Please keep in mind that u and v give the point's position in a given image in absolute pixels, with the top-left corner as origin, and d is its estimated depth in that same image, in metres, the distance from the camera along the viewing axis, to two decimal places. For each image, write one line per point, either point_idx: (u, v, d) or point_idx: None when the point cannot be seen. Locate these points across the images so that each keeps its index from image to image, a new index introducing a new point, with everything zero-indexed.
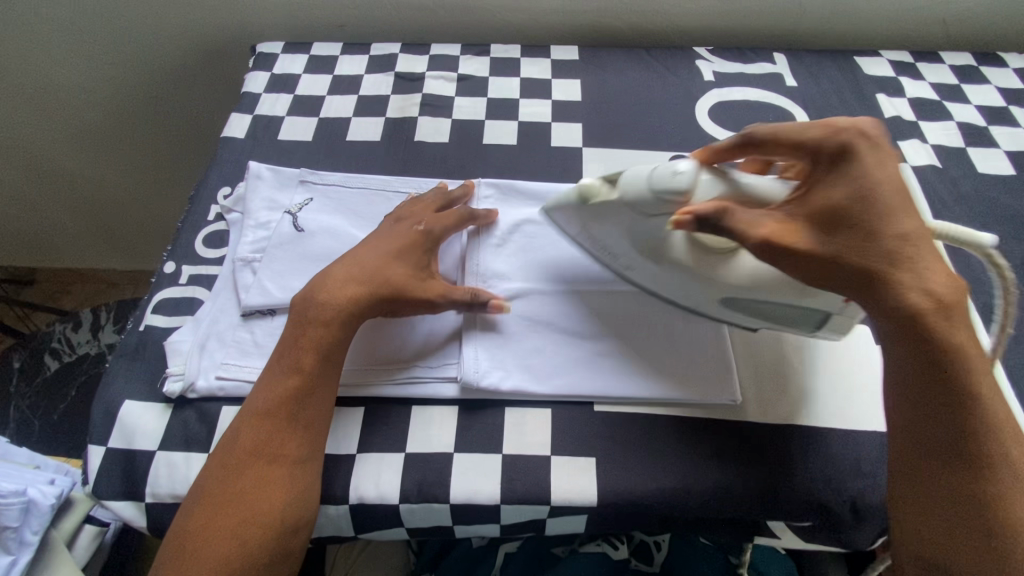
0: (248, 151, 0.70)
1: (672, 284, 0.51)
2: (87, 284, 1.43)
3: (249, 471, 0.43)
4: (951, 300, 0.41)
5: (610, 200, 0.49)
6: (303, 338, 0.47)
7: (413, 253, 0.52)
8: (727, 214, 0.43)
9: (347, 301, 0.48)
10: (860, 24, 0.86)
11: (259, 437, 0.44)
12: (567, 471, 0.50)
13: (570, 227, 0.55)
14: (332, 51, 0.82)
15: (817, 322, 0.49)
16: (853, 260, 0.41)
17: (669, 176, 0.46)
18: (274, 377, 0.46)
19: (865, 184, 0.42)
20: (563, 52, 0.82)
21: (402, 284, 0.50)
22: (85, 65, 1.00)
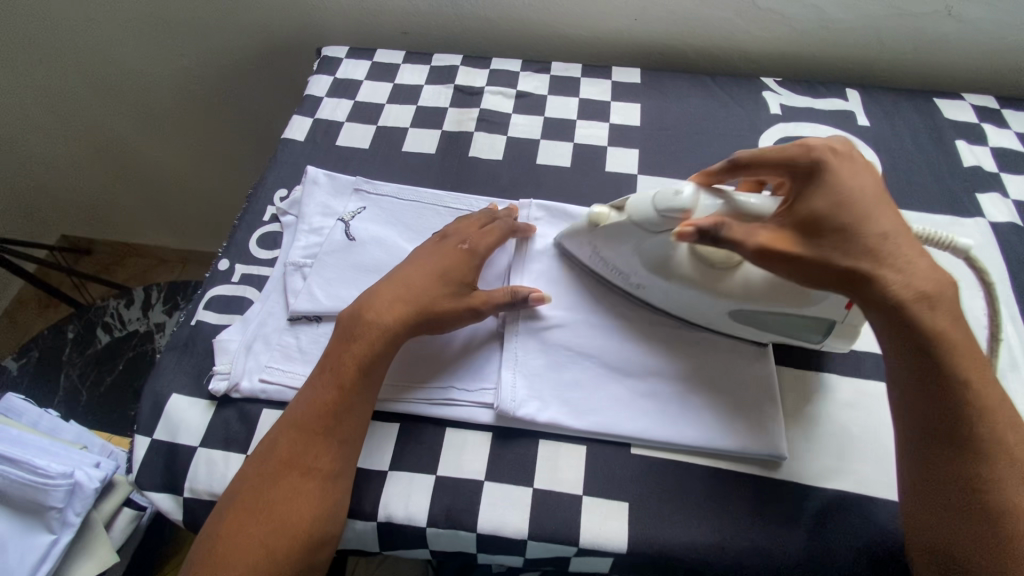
0: (307, 154, 0.72)
1: (686, 300, 0.53)
2: (142, 258, 1.52)
3: (283, 481, 0.43)
4: (936, 298, 0.42)
5: (620, 221, 0.52)
6: (345, 353, 0.47)
7: (459, 274, 0.52)
8: (724, 227, 0.44)
9: (393, 322, 0.48)
10: (942, 65, 0.81)
11: (295, 448, 0.44)
12: (597, 512, 0.48)
13: (581, 251, 0.57)
14: (395, 59, 0.82)
15: (824, 329, 0.52)
16: (838, 266, 0.43)
17: (669, 195, 0.48)
18: (315, 390, 0.47)
19: (842, 187, 0.44)
20: (625, 74, 0.81)
21: (446, 306, 0.50)
22: (162, 57, 1.05)
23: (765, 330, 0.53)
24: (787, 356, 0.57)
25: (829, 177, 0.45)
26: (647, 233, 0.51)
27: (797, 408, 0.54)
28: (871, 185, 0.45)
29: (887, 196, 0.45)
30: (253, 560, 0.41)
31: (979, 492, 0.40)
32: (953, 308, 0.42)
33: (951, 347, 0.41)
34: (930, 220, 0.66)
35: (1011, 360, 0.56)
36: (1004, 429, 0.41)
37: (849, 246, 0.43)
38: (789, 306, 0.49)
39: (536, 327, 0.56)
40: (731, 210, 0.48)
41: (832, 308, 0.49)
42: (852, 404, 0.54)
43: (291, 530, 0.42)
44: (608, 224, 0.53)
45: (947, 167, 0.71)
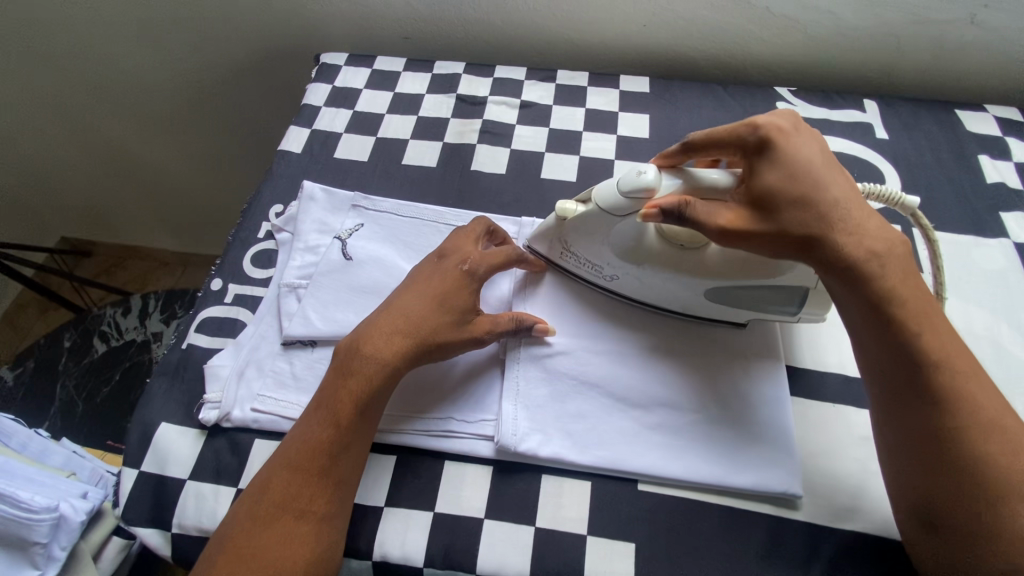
0: (303, 167, 0.69)
1: (662, 284, 0.53)
2: (142, 261, 1.47)
3: (275, 525, 0.41)
4: (887, 255, 0.43)
5: (585, 213, 0.51)
6: (342, 389, 0.45)
7: (459, 300, 0.49)
8: (688, 207, 0.44)
9: (392, 356, 0.46)
10: (963, 74, 0.78)
11: (289, 489, 0.42)
12: (602, 554, 0.46)
13: (552, 251, 0.57)
14: (396, 66, 0.80)
15: (796, 298, 0.51)
16: (795, 234, 0.43)
17: (633, 177, 0.47)
18: (309, 426, 0.45)
19: (791, 158, 0.44)
20: (633, 83, 0.78)
21: (447, 337, 0.48)
22: (158, 61, 1.03)
23: (740, 310, 0.53)
24: (802, 385, 0.54)
25: (779, 148, 0.45)
26: (613, 221, 0.50)
27: (812, 443, 0.51)
28: (818, 154, 0.46)
29: (834, 163, 0.46)
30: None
31: (952, 442, 0.40)
32: (905, 263, 0.43)
33: (906, 304, 0.42)
34: (952, 240, 0.63)
35: None
36: (970, 380, 0.41)
37: (803, 214, 0.43)
38: (760, 277, 0.49)
39: (540, 354, 0.54)
40: (694, 186, 0.47)
41: (802, 276, 0.49)
42: (871, 438, 0.51)
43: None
44: (576, 218, 0.52)
45: (969, 183, 0.68)
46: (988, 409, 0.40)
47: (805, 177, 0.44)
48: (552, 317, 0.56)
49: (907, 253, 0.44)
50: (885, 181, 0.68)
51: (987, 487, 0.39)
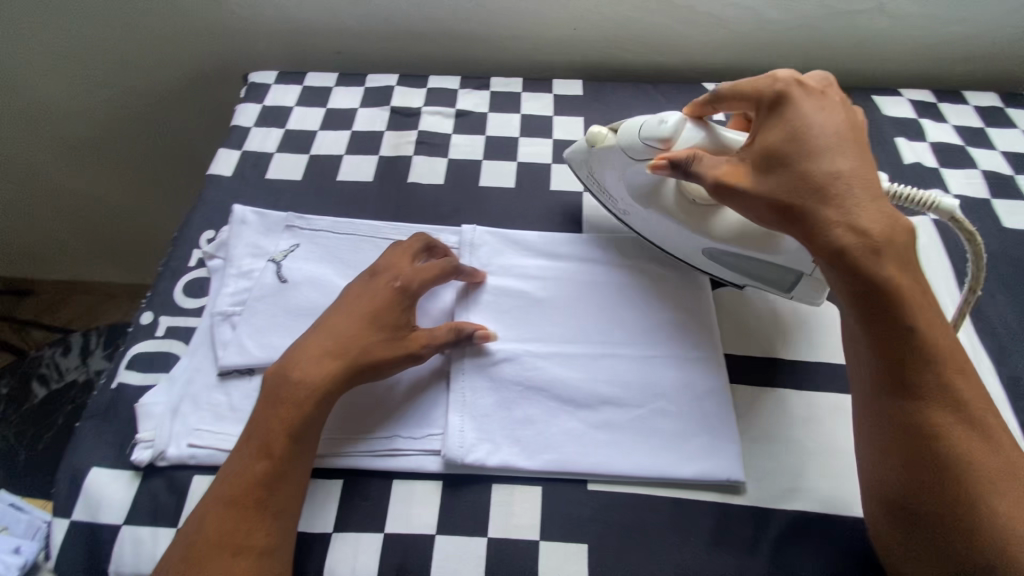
0: (235, 190, 0.68)
1: (667, 230, 0.57)
2: (88, 296, 1.40)
3: (211, 566, 0.40)
4: (888, 241, 0.43)
5: (611, 145, 0.57)
6: (275, 417, 0.45)
7: (391, 319, 0.49)
8: (693, 160, 0.50)
9: (323, 379, 0.46)
10: (877, 60, 0.82)
11: (225, 525, 0.41)
12: (555, 558, 0.46)
13: (579, 172, 0.63)
14: (328, 82, 0.79)
15: (793, 279, 0.53)
16: (779, 201, 0.46)
17: (655, 125, 0.53)
18: (243, 460, 0.44)
19: (802, 133, 0.47)
20: (566, 86, 0.79)
21: (381, 354, 0.48)
22: (84, 89, 0.99)
23: (736, 271, 0.56)
24: (741, 372, 0.56)
25: (792, 115, 0.48)
26: (630, 160, 0.56)
27: (753, 428, 0.53)
28: (832, 126, 0.47)
29: (850, 139, 0.47)
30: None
31: (919, 412, 0.41)
32: (905, 250, 0.43)
33: (894, 285, 0.42)
34: None
35: None
36: (953, 372, 0.42)
37: (795, 184, 0.45)
38: (753, 250, 0.52)
39: (484, 362, 0.54)
40: (711, 142, 0.52)
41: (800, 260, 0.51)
42: (808, 418, 0.53)
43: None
44: (603, 146, 0.58)
45: (889, 164, 0.71)
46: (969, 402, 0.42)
47: (807, 150, 0.46)
48: (496, 324, 0.56)
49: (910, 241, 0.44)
50: None
51: (942, 463, 0.40)
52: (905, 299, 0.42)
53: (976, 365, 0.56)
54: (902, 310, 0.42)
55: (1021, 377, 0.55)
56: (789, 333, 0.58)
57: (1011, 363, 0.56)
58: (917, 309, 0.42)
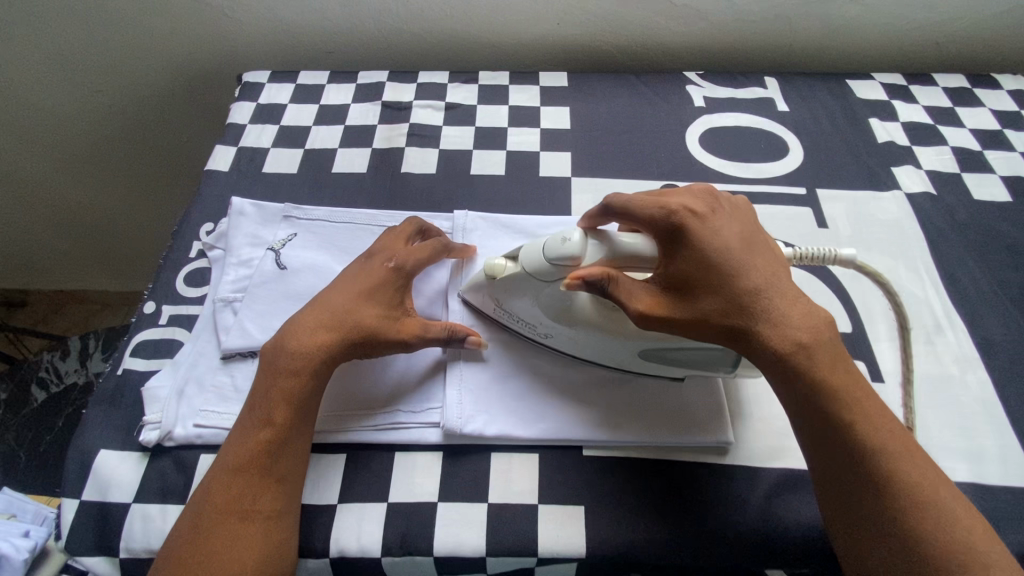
0: (232, 184, 0.70)
1: (602, 342, 0.51)
2: (81, 306, 1.40)
3: (221, 529, 0.42)
4: (816, 345, 0.42)
5: (514, 274, 0.51)
6: (274, 389, 0.46)
7: (385, 295, 0.51)
8: (612, 282, 0.44)
9: (317, 348, 0.47)
10: (850, 47, 0.85)
11: (232, 492, 0.43)
12: (553, 521, 0.48)
13: (482, 304, 0.56)
14: (320, 80, 0.81)
15: (733, 360, 0.49)
16: (716, 326, 0.43)
17: (558, 244, 0.47)
18: (246, 429, 0.45)
19: (707, 249, 0.44)
20: (552, 78, 0.81)
21: (373, 326, 0.49)
22: (79, 96, 1.01)
23: (675, 367, 0.51)
24: None
25: (692, 234, 0.45)
26: (543, 284, 0.50)
27: (740, 393, 0.55)
28: (734, 237, 0.46)
29: (754, 246, 0.46)
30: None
31: (902, 528, 0.38)
32: (832, 350, 0.42)
33: (834, 390, 0.41)
34: (851, 196, 0.69)
35: (936, 323, 0.59)
36: (912, 467, 0.40)
37: (720, 301, 0.43)
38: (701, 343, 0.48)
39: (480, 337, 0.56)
40: (618, 251, 0.46)
41: None
42: None
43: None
44: (505, 277, 0.52)
45: (863, 143, 0.74)
46: (937, 494, 0.39)
47: (720, 266, 0.44)
48: None
49: (835, 336, 0.43)
50: (789, 149, 0.73)
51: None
52: (845, 408, 0.41)
53: (951, 328, 0.59)
54: (848, 422, 0.41)
55: (993, 337, 0.58)
56: None
57: (984, 325, 0.59)
58: (857, 412, 0.41)
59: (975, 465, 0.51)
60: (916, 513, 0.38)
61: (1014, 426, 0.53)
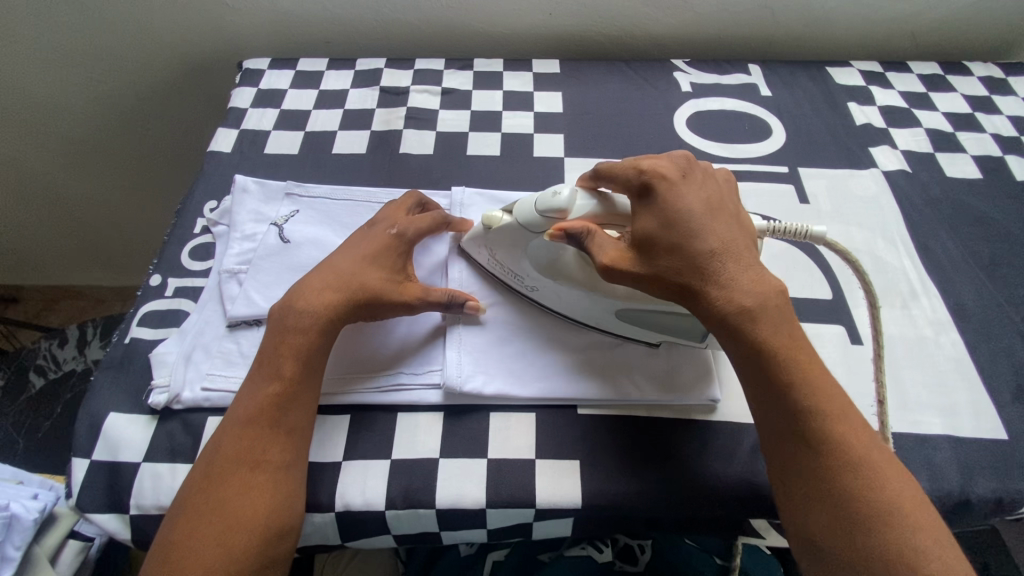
0: (235, 164, 0.71)
1: (578, 297, 0.54)
2: (76, 301, 1.40)
3: (232, 479, 0.44)
4: (764, 307, 0.43)
5: (506, 225, 0.54)
6: (284, 345, 0.48)
7: (388, 259, 0.53)
8: (590, 235, 0.47)
9: (324, 308, 0.49)
10: (829, 36, 0.89)
11: (242, 443, 0.45)
12: (550, 474, 0.50)
13: (480, 255, 0.58)
14: (319, 67, 0.83)
15: (703, 329, 0.52)
16: (670, 283, 0.45)
17: (549, 197, 0.50)
18: (256, 385, 0.48)
19: (668, 210, 0.46)
20: (545, 66, 0.84)
21: (377, 288, 0.51)
22: (71, 90, 0.99)
23: (652, 330, 0.54)
24: None
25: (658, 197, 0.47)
26: (533, 235, 0.52)
27: (726, 354, 0.57)
28: (700, 202, 0.47)
29: (718, 213, 0.47)
30: (201, 559, 0.41)
31: (834, 483, 0.40)
32: (782, 315, 0.44)
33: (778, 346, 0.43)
34: (831, 174, 0.72)
35: (911, 290, 0.62)
36: (845, 428, 0.42)
37: (676, 260, 0.45)
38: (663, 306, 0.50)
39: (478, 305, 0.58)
40: (605, 211, 0.50)
41: None
42: None
43: (239, 526, 0.43)
44: (499, 227, 0.54)
45: (843, 125, 0.78)
46: (871, 456, 0.41)
47: (679, 227, 0.46)
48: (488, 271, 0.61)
49: (787, 304, 0.45)
50: (772, 131, 0.77)
51: (864, 531, 0.39)
52: (792, 367, 0.43)
53: (925, 294, 0.62)
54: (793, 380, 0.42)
55: (965, 302, 0.61)
56: None
57: (956, 292, 0.62)
58: (801, 370, 0.43)
59: (949, 418, 0.54)
60: (847, 470, 0.40)
61: (985, 383, 0.56)
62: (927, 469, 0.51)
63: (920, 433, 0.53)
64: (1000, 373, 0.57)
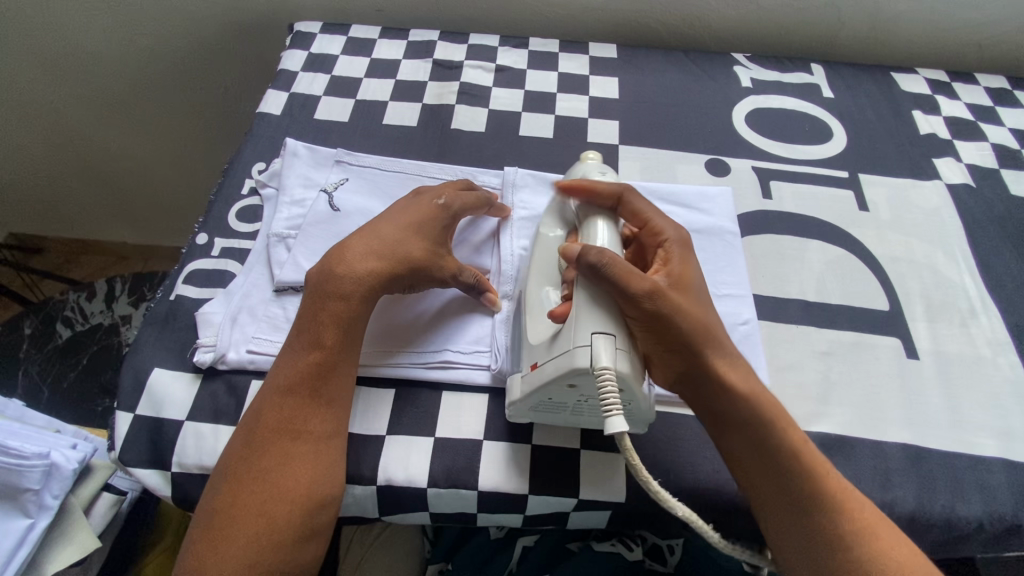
0: (284, 127, 0.70)
1: (543, 273, 0.51)
2: (98, 255, 1.37)
3: (273, 449, 0.43)
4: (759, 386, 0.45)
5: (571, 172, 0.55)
6: (323, 312, 0.47)
7: (431, 231, 0.52)
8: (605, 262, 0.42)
9: (368, 275, 0.48)
10: (896, 40, 0.86)
11: (282, 412, 0.44)
12: (594, 465, 0.49)
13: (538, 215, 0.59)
14: (371, 34, 0.81)
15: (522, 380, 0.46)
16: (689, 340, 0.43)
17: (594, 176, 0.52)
18: (295, 352, 0.47)
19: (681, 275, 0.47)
20: (602, 50, 0.82)
21: (422, 259, 0.50)
22: (114, 39, 0.97)
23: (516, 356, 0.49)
24: (770, 311, 0.59)
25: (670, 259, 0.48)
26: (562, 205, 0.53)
27: (780, 357, 0.56)
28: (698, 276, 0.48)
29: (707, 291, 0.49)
30: (247, 531, 0.41)
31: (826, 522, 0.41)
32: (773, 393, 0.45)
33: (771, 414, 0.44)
34: (892, 183, 0.70)
35: (970, 307, 0.60)
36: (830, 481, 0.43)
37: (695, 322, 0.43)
38: (526, 324, 0.48)
39: None
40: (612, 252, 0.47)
41: (542, 357, 0.44)
42: (829, 352, 0.56)
43: (283, 497, 0.42)
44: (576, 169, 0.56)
45: (906, 134, 0.75)
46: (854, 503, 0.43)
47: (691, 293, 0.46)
48: None
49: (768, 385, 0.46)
50: (833, 134, 0.74)
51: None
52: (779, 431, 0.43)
53: (985, 313, 0.60)
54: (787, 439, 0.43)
55: None
56: (812, 277, 0.61)
57: (1017, 313, 0.60)
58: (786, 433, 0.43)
59: (1005, 441, 0.52)
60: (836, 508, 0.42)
61: None
62: (980, 492, 0.50)
63: (975, 454, 0.51)
64: None
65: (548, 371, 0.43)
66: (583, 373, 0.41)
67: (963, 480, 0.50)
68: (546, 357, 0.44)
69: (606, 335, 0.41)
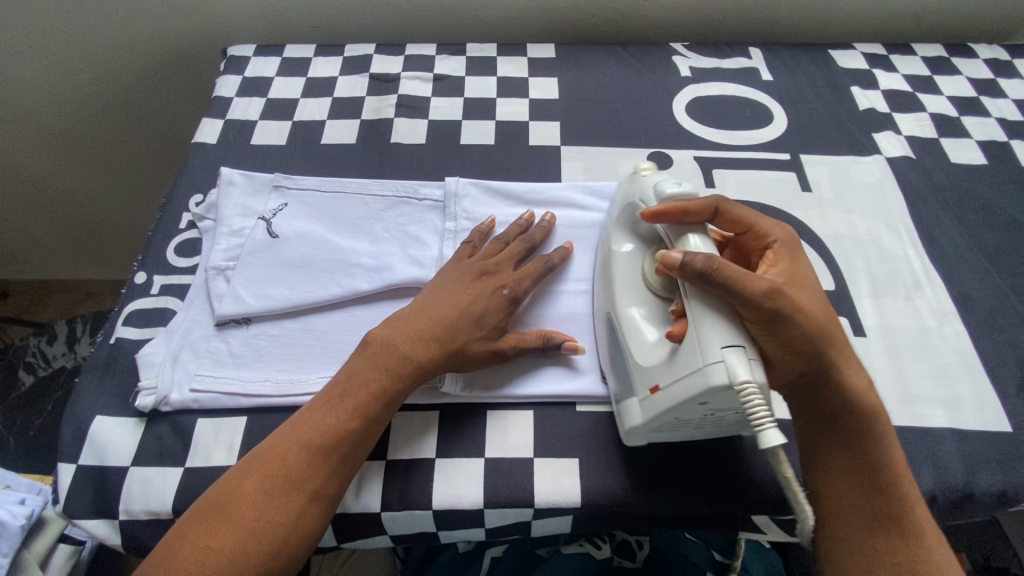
0: (220, 156, 0.69)
1: (630, 287, 0.50)
2: (64, 294, 1.31)
3: (271, 495, 0.42)
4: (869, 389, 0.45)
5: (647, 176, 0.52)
6: (371, 372, 0.47)
7: (492, 321, 0.50)
8: (717, 269, 0.41)
9: (419, 362, 0.47)
10: (832, 17, 0.86)
11: (292, 461, 0.43)
12: (549, 473, 0.49)
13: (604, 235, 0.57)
14: (306, 53, 0.81)
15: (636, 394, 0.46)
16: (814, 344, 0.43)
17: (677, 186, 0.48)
18: (330, 405, 0.45)
19: (796, 280, 0.46)
20: (540, 51, 0.82)
21: (473, 351, 0.49)
22: (49, 76, 0.95)
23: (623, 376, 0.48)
24: None
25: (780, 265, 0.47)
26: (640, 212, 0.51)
27: None
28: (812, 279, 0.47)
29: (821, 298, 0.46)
30: (232, 558, 0.39)
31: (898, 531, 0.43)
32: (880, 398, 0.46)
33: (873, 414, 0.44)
34: (834, 161, 0.70)
35: (914, 280, 0.61)
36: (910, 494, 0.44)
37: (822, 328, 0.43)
38: (631, 346, 0.47)
39: None
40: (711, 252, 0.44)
41: (666, 374, 0.43)
42: None
43: (285, 539, 0.41)
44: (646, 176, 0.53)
45: (846, 111, 0.76)
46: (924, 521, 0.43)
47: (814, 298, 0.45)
48: None
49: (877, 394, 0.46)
50: (773, 117, 0.75)
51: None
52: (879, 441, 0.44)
53: (929, 284, 0.61)
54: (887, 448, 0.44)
55: (969, 291, 0.60)
56: None
57: (960, 281, 0.61)
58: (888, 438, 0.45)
59: (953, 411, 0.53)
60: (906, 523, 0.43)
61: (990, 374, 0.55)
62: (930, 464, 0.50)
63: (924, 427, 0.52)
64: (1004, 364, 0.56)
65: (673, 394, 0.42)
66: (719, 390, 0.39)
67: (911, 454, 0.51)
68: (669, 374, 0.42)
69: (736, 348, 0.39)
